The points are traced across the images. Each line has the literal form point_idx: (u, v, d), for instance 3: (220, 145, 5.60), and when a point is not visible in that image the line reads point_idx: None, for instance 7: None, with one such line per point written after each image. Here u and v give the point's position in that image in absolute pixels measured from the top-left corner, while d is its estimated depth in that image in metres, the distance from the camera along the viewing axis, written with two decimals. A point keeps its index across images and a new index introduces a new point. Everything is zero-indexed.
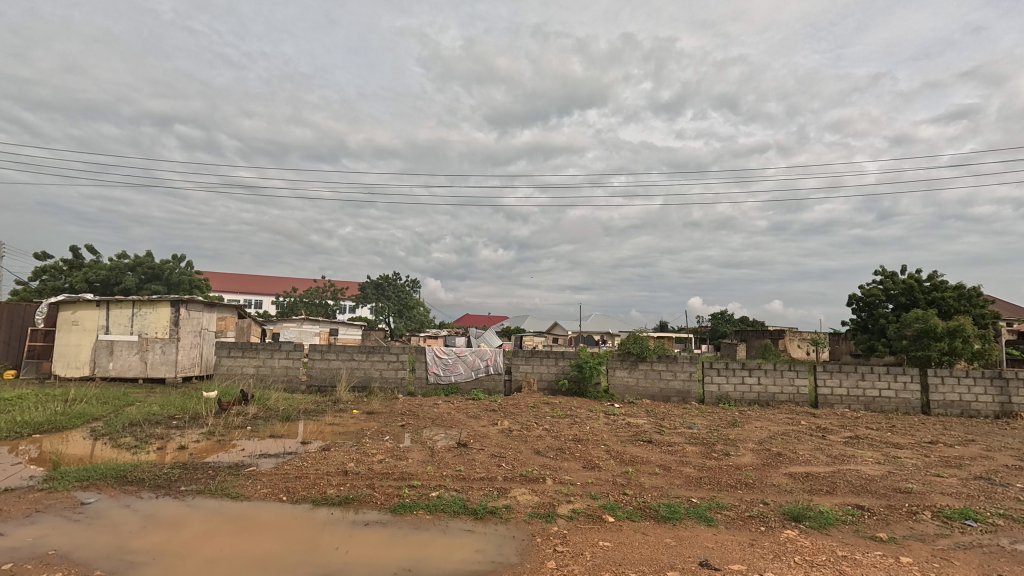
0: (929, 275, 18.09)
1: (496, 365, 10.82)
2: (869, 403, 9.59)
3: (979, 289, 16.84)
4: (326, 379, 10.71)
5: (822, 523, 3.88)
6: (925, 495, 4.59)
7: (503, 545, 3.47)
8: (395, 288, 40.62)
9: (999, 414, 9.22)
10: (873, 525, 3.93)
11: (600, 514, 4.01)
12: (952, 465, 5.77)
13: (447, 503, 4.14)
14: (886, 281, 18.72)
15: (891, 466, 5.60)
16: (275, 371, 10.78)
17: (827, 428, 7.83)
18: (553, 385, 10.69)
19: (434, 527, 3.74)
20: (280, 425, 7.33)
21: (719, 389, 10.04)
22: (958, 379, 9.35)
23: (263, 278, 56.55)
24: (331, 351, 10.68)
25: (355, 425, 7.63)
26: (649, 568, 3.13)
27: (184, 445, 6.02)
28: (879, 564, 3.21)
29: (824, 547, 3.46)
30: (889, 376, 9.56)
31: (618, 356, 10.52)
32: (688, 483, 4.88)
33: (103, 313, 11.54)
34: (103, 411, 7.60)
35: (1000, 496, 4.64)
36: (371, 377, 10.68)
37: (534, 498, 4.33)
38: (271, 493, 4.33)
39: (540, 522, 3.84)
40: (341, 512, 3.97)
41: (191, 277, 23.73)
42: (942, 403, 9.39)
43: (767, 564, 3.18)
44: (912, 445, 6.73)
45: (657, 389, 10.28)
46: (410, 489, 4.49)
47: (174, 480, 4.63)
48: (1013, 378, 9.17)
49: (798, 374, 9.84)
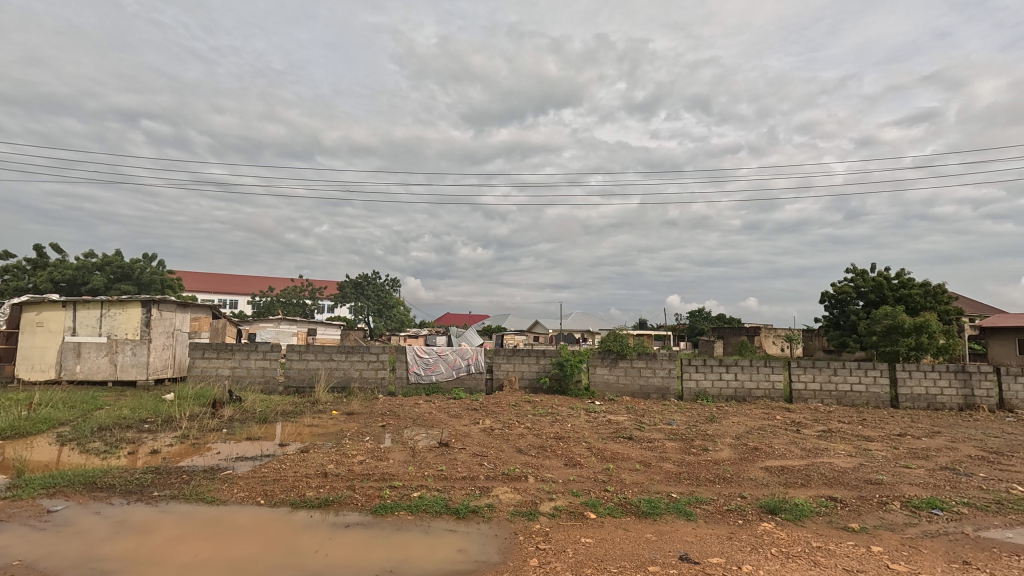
0: (898, 272, 18.59)
1: (477, 363, 10.79)
2: (841, 398, 9.87)
3: (944, 286, 17.49)
4: (305, 380, 10.55)
5: (797, 515, 3.98)
6: (895, 486, 4.73)
7: (486, 544, 3.46)
8: (375, 288, 40.12)
9: (962, 406, 9.57)
10: (846, 516, 4.04)
11: (582, 511, 4.03)
12: (920, 456, 5.98)
13: (429, 503, 4.12)
14: (856, 278, 19.20)
15: (861, 459, 5.77)
16: (251, 371, 10.56)
17: (800, 422, 8.01)
18: (535, 383, 10.72)
19: (414, 527, 3.71)
20: (258, 427, 7.20)
21: (698, 385, 10.21)
22: (925, 372, 9.68)
23: (240, 278, 55.64)
24: (310, 351, 10.52)
25: (334, 426, 7.53)
26: (630, 564, 3.15)
27: (157, 449, 5.86)
28: (852, 555, 3.29)
29: (799, 538, 3.55)
30: (860, 371, 9.85)
31: (599, 354, 10.59)
32: (668, 478, 4.94)
33: (70, 314, 11.18)
34: (70, 415, 7.35)
35: (964, 486, 4.81)
36: (351, 378, 10.55)
37: (516, 496, 4.33)
38: (248, 497, 4.24)
39: (522, 521, 3.85)
40: (321, 515, 3.91)
41: (162, 276, 23.04)
42: (909, 396, 9.70)
43: (745, 556, 3.25)
44: (882, 438, 6.95)
45: (637, 386, 10.39)
46: (392, 489, 4.45)
47: (146, 485, 4.50)
48: (975, 372, 9.51)
49: (773, 369, 10.03)
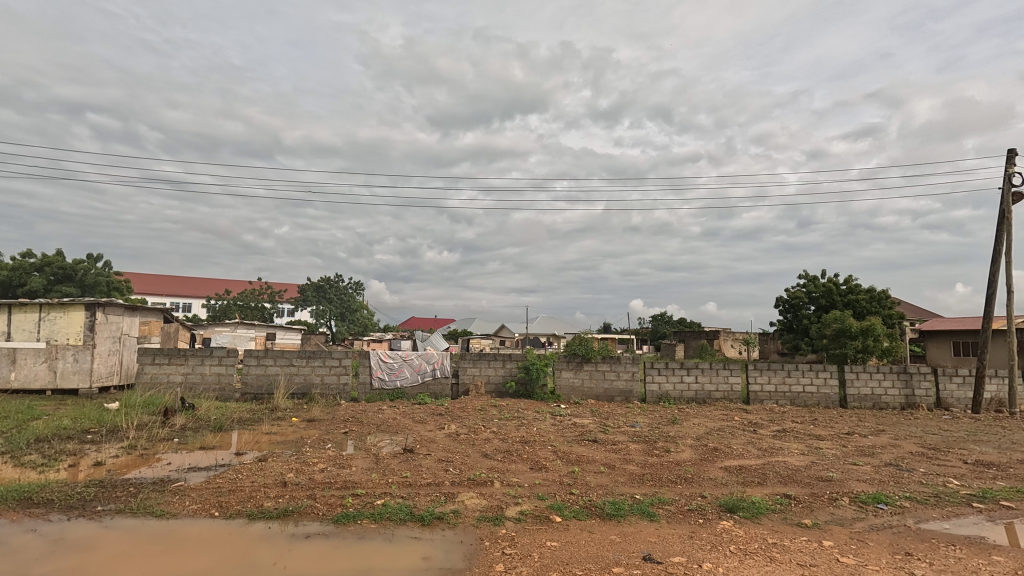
0: (846, 278, 19.58)
1: (443, 368, 10.70)
2: (795, 398, 10.28)
3: (887, 291, 18.53)
4: (263, 387, 10.20)
5: (754, 513, 4.11)
6: (844, 482, 4.96)
7: (451, 551, 3.42)
8: (338, 291, 39.34)
9: (904, 405, 10.13)
10: (799, 512, 4.21)
11: (548, 514, 4.05)
12: (866, 453, 6.29)
13: (393, 511, 4.04)
14: (808, 284, 20.09)
15: (813, 457, 6.02)
16: (205, 378, 10.13)
17: (757, 423, 8.30)
18: (501, 388, 10.70)
19: (378, 536, 3.64)
20: (212, 436, 6.90)
21: (660, 388, 10.44)
22: (871, 373, 10.20)
23: (195, 281, 53.48)
24: (269, 356, 10.19)
25: (294, 433, 7.30)
26: (595, 566, 3.19)
27: (101, 461, 5.53)
28: (805, 550, 3.43)
29: (757, 535, 3.67)
30: (812, 373, 10.30)
31: (564, 358, 10.70)
32: (631, 480, 5.03)
33: (6, 318, 10.64)
34: (2, 426, 6.85)
35: (906, 481, 5.10)
36: (312, 384, 10.27)
37: (482, 502, 4.30)
38: (201, 509, 4.06)
39: (488, 526, 3.83)
40: (279, 526, 3.78)
41: (109, 278, 21.85)
42: (857, 396, 10.20)
43: (705, 555, 3.33)
44: (832, 436, 7.27)
45: (602, 389, 10.54)
46: (354, 497, 4.35)
47: (89, 500, 4.24)
48: (915, 372, 10.11)
49: (731, 372, 10.38)
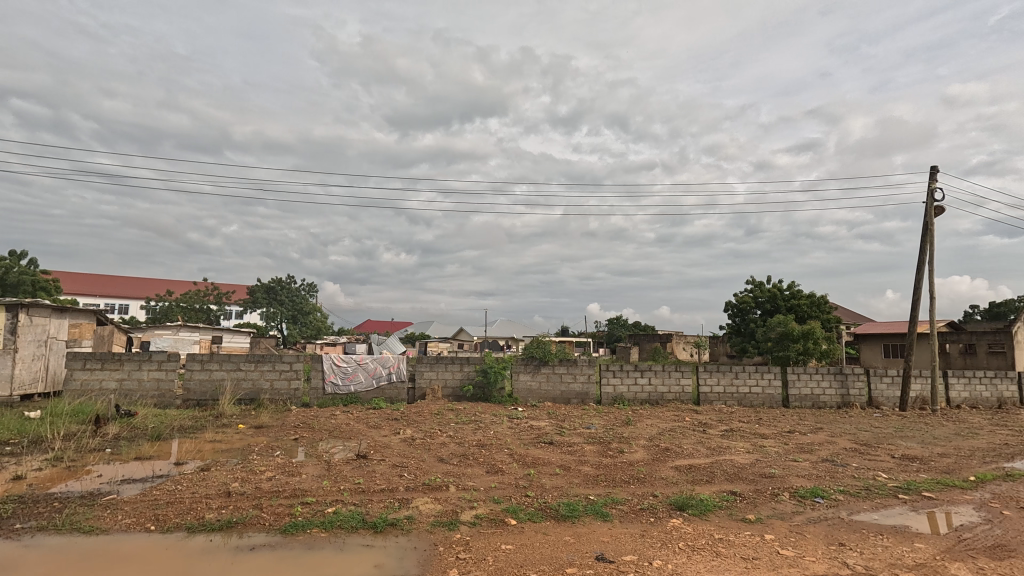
0: (789, 284, 20.64)
1: (399, 372, 10.52)
2: (742, 399, 10.72)
3: (826, 297, 19.65)
4: (207, 393, 9.72)
5: (702, 510, 4.25)
6: (785, 478, 5.22)
7: (404, 558, 3.37)
8: (290, 292, 38.01)
9: (840, 404, 10.76)
10: (744, 508, 4.39)
11: (503, 518, 4.05)
12: (806, 450, 6.64)
13: (344, 519, 3.93)
14: (754, 289, 21.04)
15: (757, 454, 6.30)
16: (143, 384, 9.54)
17: (706, 423, 8.61)
18: (458, 392, 10.62)
19: (328, 545, 3.53)
20: (149, 445, 6.52)
21: (615, 390, 10.64)
22: (810, 374, 10.78)
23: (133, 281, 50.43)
24: (214, 360, 9.72)
25: (240, 441, 6.99)
26: (549, 567, 3.21)
27: (21, 475, 5.10)
28: (748, 544, 3.58)
29: (704, 531, 3.80)
30: (757, 374, 10.77)
31: (522, 361, 10.75)
32: (586, 481, 5.10)
33: None
34: None
35: (840, 475, 5.41)
36: (261, 389, 9.88)
37: (437, 506, 4.25)
38: (135, 524, 3.81)
39: (442, 531, 3.79)
40: (222, 538, 3.61)
41: (35, 277, 20.30)
42: (798, 396, 10.75)
43: (655, 552, 3.42)
44: (775, 435, 7.63)
45: (559, 392, 10.64)
46: (304, 506, 4.20)
47: (6, 518, 3.90)
48: (850, 373, 10.76)
49: (683, 374, 10.71)
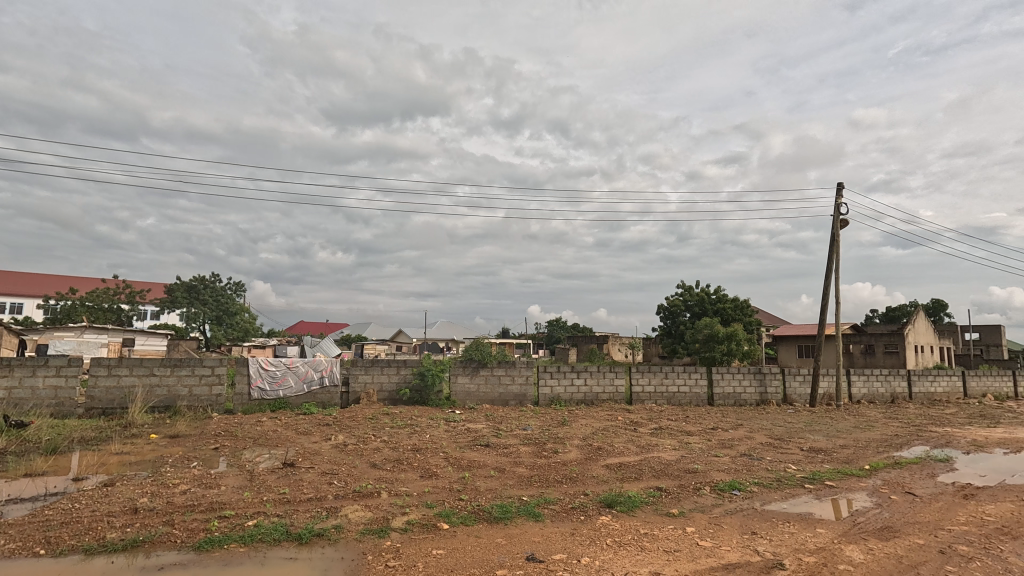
0: (716, 288, 21.88)
1: (332, 375, 10.15)
2: (671, 398, 11.23)
3: (748, 300, 21.02)
4: (114, 401, 8.92)
5: (629, 506, 4.42)
6: (706, 473, 5.52)
7: (330, 569, 3.25)
8: (214, 292, 35.66)
9: (758, 401, 11.53)
10: (668, 503, 4.60)
11: (435, 522, 4.01)
12: (726, 445, 7.06)
13: (266, 531, 3.74)
14: (684, 293, 22.13)
15: (683, 451, 6.63)
16: (37, 393, 8.61)
17: (637, 421, 8.95)
18: (394, 395, 10.41)
19: (248, 561, 3.34)
20: (42, 460, 5.88)
21: (552, 391, 10.82)
22: (733, 374, 11.47)
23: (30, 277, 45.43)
24: (123, 365, 8.95)
25: (152, 452, 6.47)
26: (479, 570, 3.22)
27: None
28: (671, 537, 3.75)
29: (630, 527, 3.95)
30: (685, 374, 11.32)
31: (460, 363, 10.69)
32: (520, 482, 5.15)
33: None
34: None
35: (756, 468, 5.80)
36: (178, 396, 9.20)
37: (367, 514, 4.14)
38: (21, 548, 3.42)
39: (372, 539, 3.69)
40: (126, 560, 3.32)
41: None
42: (722, 395, 11.41)
43: (584, 550, 3.51)
44: (700, 431, 8.06)
45: (497, 394, 10.68)
46: (221, 520, 3.95)
47: None
48: (767, 372, 11.56)
49: (617, 375, 11.07)
